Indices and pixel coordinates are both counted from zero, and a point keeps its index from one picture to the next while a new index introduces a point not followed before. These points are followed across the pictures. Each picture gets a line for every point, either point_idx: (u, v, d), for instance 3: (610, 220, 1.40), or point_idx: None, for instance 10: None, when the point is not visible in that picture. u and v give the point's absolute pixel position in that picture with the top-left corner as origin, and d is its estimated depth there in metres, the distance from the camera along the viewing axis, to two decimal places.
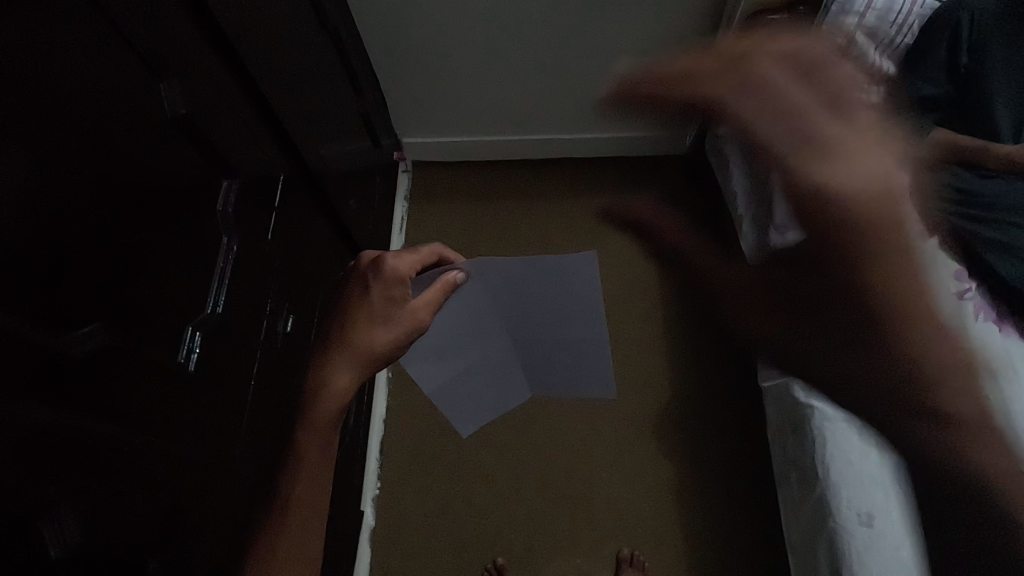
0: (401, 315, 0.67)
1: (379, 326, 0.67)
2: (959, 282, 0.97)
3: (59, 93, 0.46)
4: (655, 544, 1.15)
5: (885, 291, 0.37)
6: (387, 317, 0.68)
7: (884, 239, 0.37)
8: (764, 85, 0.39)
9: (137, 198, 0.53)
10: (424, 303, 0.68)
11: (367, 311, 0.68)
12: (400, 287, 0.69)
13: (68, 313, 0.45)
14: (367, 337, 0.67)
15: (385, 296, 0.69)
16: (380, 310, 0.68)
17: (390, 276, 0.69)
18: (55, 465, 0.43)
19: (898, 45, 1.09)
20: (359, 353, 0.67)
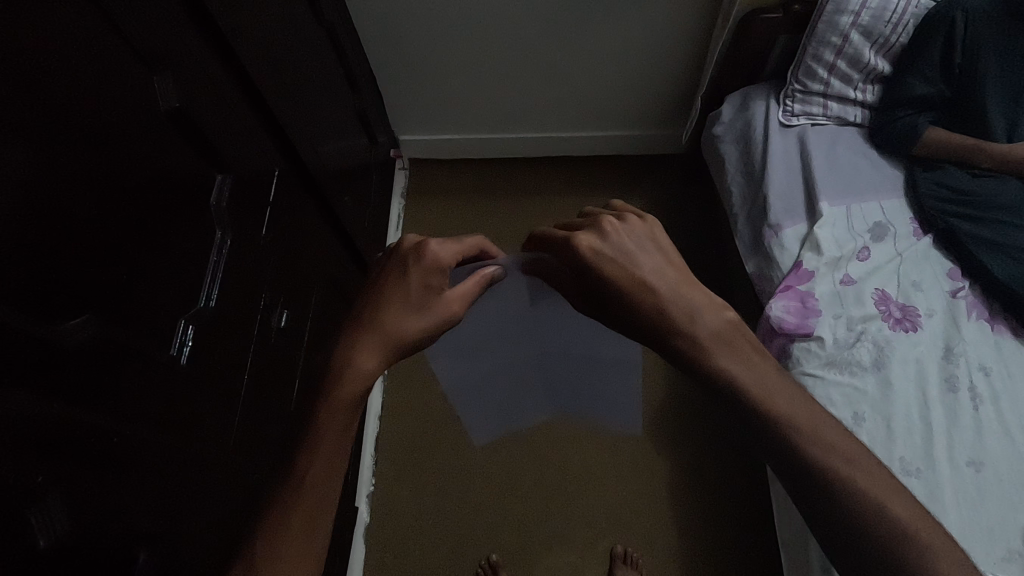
0: (438, 308, 0.54)
1: (411, 315, 0.54)
2: (951, 280, 0.99)
3: (51, 84, 0.46)
4: (649, 542, 1.15)
5: (747, 368, 0.47)
6: (422, 310, 0.54)
7: (738, 347, 0.48)
8: (632, 234, 0.51)
9: (129, 190, 0.53)
10: (461, 295, 0.56)
11: (398, 296, 0.54)
12: (439, 274, 0.55)
13: (60, 303, 0.45)
14: (398, 329, 0.53)
15: (421, 280, 0.55)
16: (416, 299, 0.54)
17: (429, 261, 0.55)
18: (42, 456, 0.43)
19: (893, 44, 1.08)
20: (385, 348, 0.53)
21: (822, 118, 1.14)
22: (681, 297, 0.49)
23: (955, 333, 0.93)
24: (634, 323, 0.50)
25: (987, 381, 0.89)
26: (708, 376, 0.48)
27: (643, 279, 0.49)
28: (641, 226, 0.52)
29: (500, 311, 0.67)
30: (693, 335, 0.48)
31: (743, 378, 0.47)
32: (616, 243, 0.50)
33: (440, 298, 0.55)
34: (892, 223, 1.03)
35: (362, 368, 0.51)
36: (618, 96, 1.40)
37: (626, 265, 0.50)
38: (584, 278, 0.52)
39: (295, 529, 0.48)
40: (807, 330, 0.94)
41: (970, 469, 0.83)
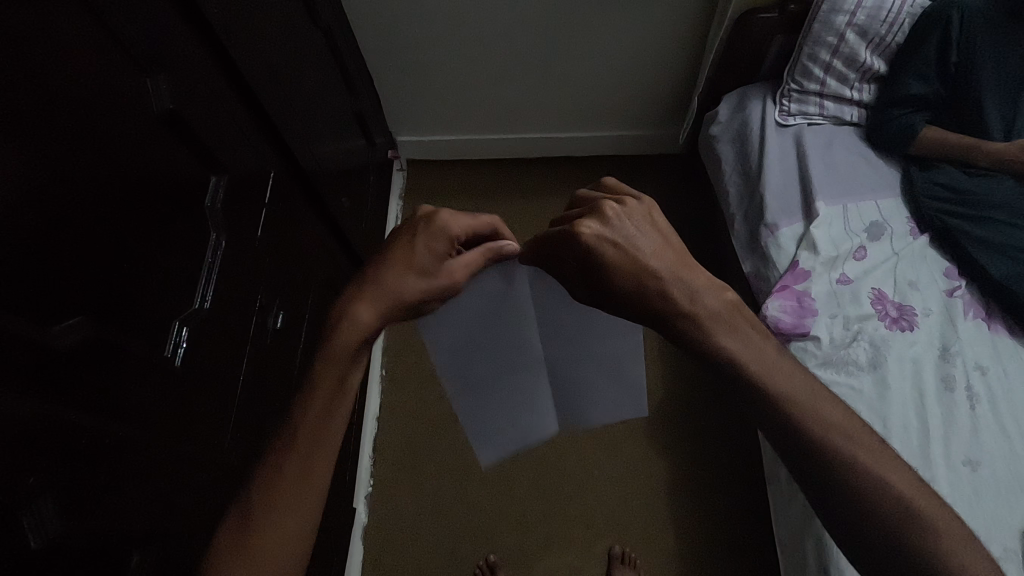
0: (441, 276, 0.52)
1: (413, 276, 0.51)
2: (948, 280, 0.98)
3: (44, 87, 0.46)
4: (646, 542, 1.15)
5: (745, 344, 0.47)
6: (426, 277, 0.51)
7: (737, 325, 0.47)
8: (632, 216, 0.49)
9: (122, 192, 0.53)
10: (465, 266, 0.53)
11: (404, 257, 0.51)
12: (447, 241, 0.52)
13: (53, 305, 0.45)
14: (399, 291, 0.50)
15: (430, 244, 0.51)
16: (419, 266, 0.51)
17: (438, 227, 0.51)
18: (33, 458, 0.43)
19: (889, 44, 1.09)
20: (384, 309, 0.50)
21: (818, 118, 1.14)
22: (681, 281, 0.48)
23: (951, 333, 0.93)
24: (639, 308, 0.49)
25: (984, 380, 0.89)
26: (709, 355, 0.47)
27: (646, 264, 0.48)
28: (638, 208, 0.50)
29: (492, 308, 0.57)
30: (695, 313, 0.47)
31: (742, 354, 0.47)
32: (617, 227, 0.48)
33: (446, 265, 0.52)
34: (889, 223, 1.03)
35: (360, 322, 0.49)
36: (615, 96, 1.41)
37: (628, 250, 0.48)
38: (586, 268, 0.49)
39: (272, 534, 0.44)
40: (803, 330, 0.94)
41: (966, 468, 0.82)
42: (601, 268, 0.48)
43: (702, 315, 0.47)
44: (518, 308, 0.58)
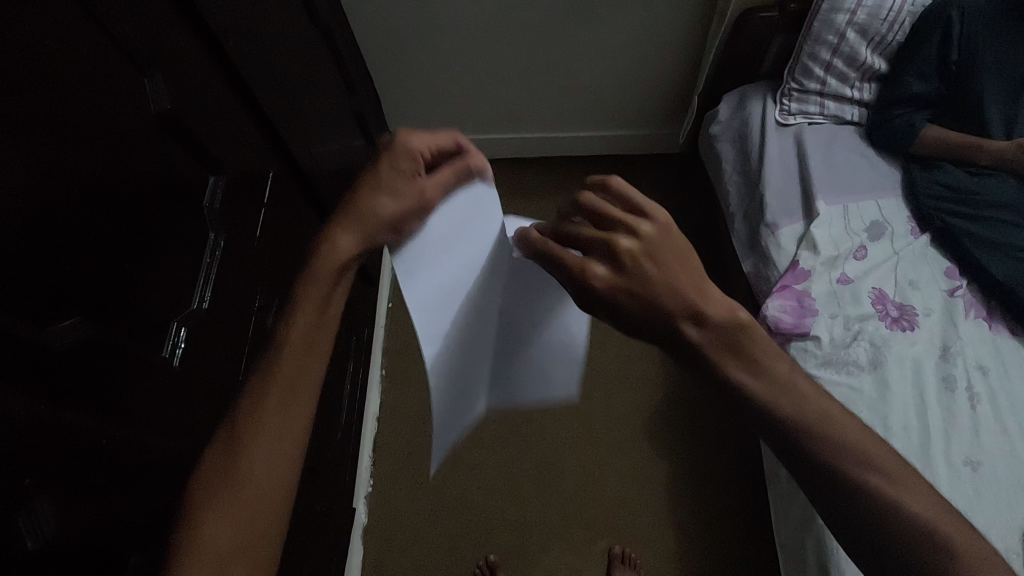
0: (406, 190, 0.49)
1: (384, 196, 0.49)
2: (949, 279, 0.98)
3: (41, 87, 0.46)
4: (647, 542, 1.15)
5: (758, 375, 0.42)
6: (391, 193, 0.49)
7: (750, 352, 0.41)
8: (643, 239, 0.41)
9: (118, 192, 0.53)
10: (439, 184, 0.49)
11: (376, 179, 0.50)
12: (418, 160, 0.50)
13: (51, 306, 0.45)
14: (372, 211, 0.49)
15: (403, 165, 0.50)
16: (383, 183, 0.50)
17: (400, 146, 0.50)
18: (29, 459, 0.43)
19: (890, 43, 1.08)
20: (362, 234, 0.50)
21: (819, 117, 1.13)
22: (694, 307, 0.40)
23: (952, 332, 0.93)
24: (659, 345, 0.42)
25: (985, 380, 0.89)
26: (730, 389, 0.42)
27: (658, 297, 0.40)
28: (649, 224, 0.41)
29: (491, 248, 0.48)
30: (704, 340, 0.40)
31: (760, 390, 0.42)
32: (628, 256, 0.40)
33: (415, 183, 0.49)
34: (889, 222, 1.03)
35: (339, 242, 0.50)
36: (615, 95, 1.40)
37: (639, 283, 0.40)
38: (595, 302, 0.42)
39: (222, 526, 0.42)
40: (803, 330, 0.93)
41: (967, 468, 0.82)
42: (609, 306, 0.41)
43: (711, 343, 0.41)
44: (499, 256, 0.48)
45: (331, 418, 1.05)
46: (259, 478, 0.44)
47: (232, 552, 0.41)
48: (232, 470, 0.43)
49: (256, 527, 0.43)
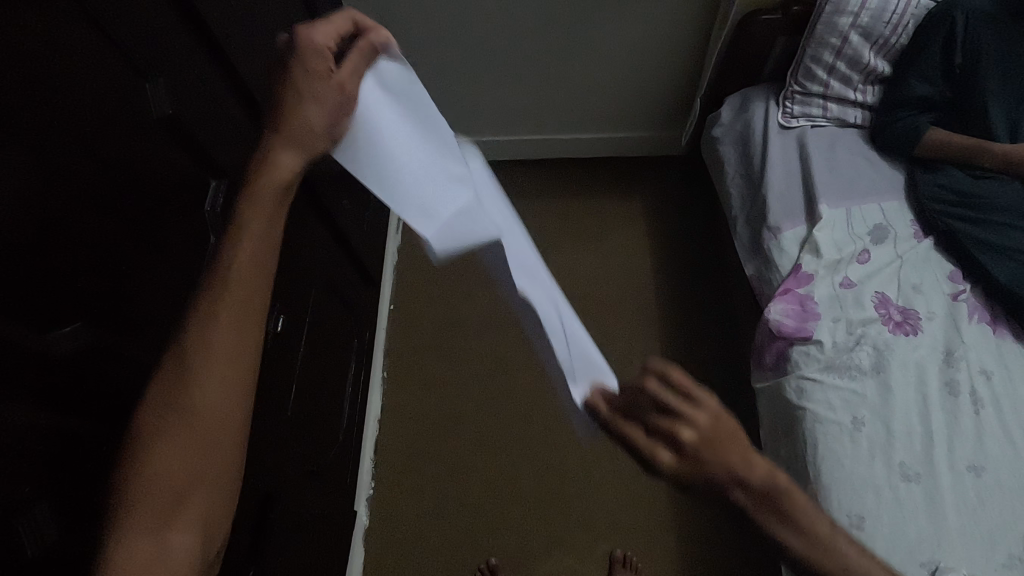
0: (328, 88, 0.51)
1: (311, 102, 0.51)
2: (952, 283, 0.98)
3: (39, 94, 0.45)
4: (649, 545, 1.15)
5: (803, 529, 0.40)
6: (315, 93, 0.51)
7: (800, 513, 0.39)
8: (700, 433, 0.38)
9: (117, 197, 0.53)
10: (354, 72, 0.53)
11: (302, 88, 0.52)
12: (326, 56, 0.52)
13: (50, 313, 0.45)
14: (310, 126, 0.51)
15: (316, 64, 0.52)
16: (303, 85, 0.52)
17: (308, 43, 0.52)
18: (28, 466, 0.43)
19: (893, 45, 1.08)
20: (303, 148, 0.51)
21: (822, 119, 1.13)
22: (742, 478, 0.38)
23: (955, 337, 0.92)
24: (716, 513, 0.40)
25: (989, 385, 0.88)
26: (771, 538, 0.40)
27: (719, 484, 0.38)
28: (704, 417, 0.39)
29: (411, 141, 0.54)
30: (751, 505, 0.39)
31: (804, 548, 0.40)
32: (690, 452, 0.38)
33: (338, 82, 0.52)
34: (893, 226, 1.02)
35: (280, 160, 0.51)
36: (617, 98, 1.40)
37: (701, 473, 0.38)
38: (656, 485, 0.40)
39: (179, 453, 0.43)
40: (806, 334, 0.93)
41: (970, 474, 0.82)
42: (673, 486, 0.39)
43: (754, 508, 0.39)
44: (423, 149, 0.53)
45: (332, 422, 1.05)
46: (211, 408, 0.45)
47: (186, 481, 0.43)
48: (184, 400, 0.44)
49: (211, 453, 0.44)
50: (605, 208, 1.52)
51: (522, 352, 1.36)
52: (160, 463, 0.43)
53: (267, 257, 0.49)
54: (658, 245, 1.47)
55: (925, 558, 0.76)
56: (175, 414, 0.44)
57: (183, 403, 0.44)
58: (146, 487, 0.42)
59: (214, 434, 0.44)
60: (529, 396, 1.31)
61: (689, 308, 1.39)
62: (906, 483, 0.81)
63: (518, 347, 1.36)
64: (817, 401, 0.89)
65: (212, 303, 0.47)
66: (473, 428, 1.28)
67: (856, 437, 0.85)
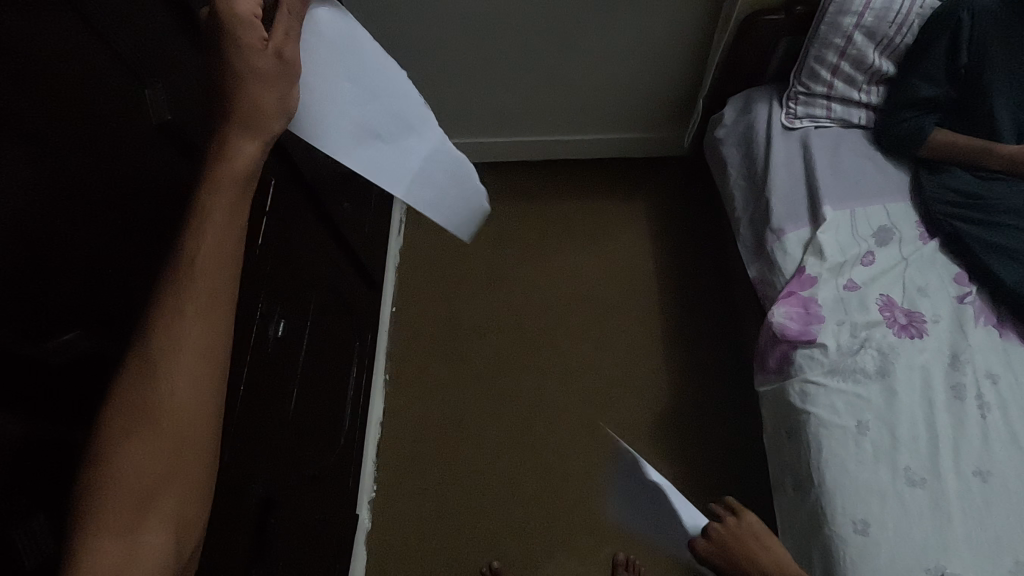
0: (274, 63, 0.48)
1: (261, 85, 0.47)
2: (958, 285, 0.97)
3: (33, 103, 0.45)
4: (651, 548, 1.15)
5: None
6: (263, 70, 0.47)
7: None
8: None
9: (115, 206, 0.53)
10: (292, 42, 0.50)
11: (241, 62, 0.47)
12: (257, 26, 0.48)
13: (44, 323, 0.45)
14: (263, 108, 0.47)
15: (251, 30, 0.47)
16: (244, 61, 0.47)
17: (236, 12, 0.47)
18: (24, 477, 0.43)
19: (897, 45, 1.07)
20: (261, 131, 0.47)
21: (826, 120, 1.12)
22: None
23: (962, 340, 0.91)
24: None
25: (995, 388, 0.87)
26: None
27: None
28: None
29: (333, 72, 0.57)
30: None
31: None
32: None
33: (282, 56, 0.49)
34: (898, 227, 1.01)
35: (237, 145, 0.45)
36: (619, 98, 1.39)
37: None
38: None
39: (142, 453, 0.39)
40: (809, 337, 0.92)
41: (976, 479, 0.81)
42: None
43: None
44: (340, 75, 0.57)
45: (334, 425, 1.05)
46: (183, 401, 0.40)
47: (158, 480, 0.39)
48: (154, 395, 0.40)
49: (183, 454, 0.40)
50: (608, 210, 1.52)
51: (524, 354, 1.35)
52: (124, 474, 0.38)
53: (235, 249, 0.44)
54: (661, 246, 1.47)
55: (930, 563, 0.76)
56: (141, 420, 0.39)
57: (152, 409, 0.40)
58: (110, 492, 0.38)
59: (184, 440, 0.40)
60: (531, 399, 1.31)
61: (692, 309, 1.38)
62: (912, 488, 0.81)
63: (520, 350, 1.36)
64: (821, 405, 0.88)
65: (180, 298, 0.41)
66: (475, 430, 1.28)
67: (860, 441, 0.84)
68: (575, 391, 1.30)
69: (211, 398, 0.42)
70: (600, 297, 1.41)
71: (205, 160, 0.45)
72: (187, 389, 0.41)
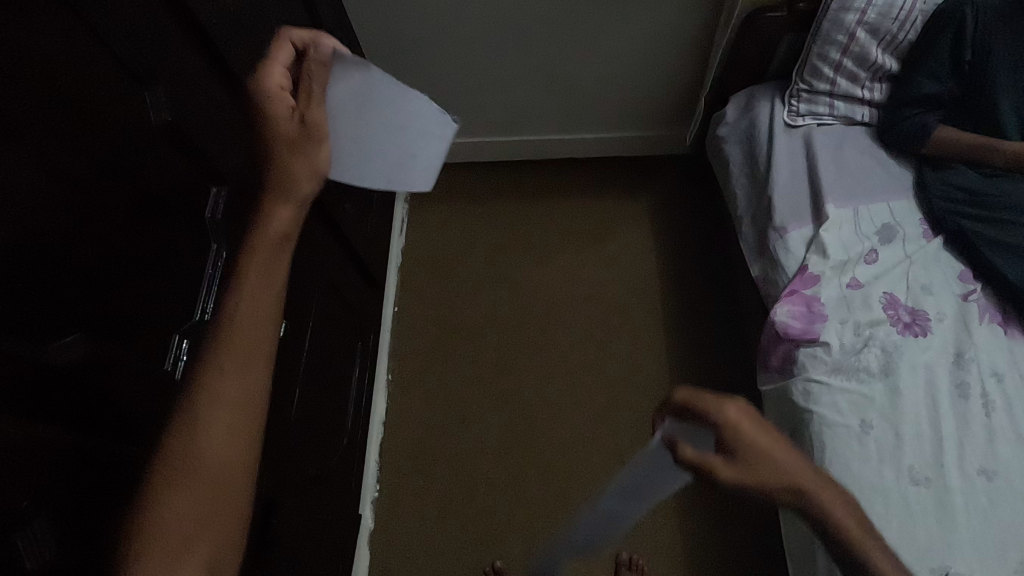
0: (302, 132, 0.56)
1: (293, 156, 0.55)
2: (962, 283, 0.96)
3: (34, 106, 0.45)
4: (654, 547, 1.14)
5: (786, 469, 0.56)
6: (294, 141, 0.55)
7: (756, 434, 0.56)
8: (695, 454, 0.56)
9: (114, 208, 0.53)
10: (315, 110, 0.56)
11: (269, 130, 0.55)
12: (284, 96, 0.56)
13: (47, 326, 0.45)
14: (295, 175, 0.55)
15: (280, 102, 0.55)
16: (281, 134, 0.55)
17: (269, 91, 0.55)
18: (25, 479, 0.43)
19: (901, 42, 1.06)
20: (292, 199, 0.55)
21: (828, 117, 1.11)
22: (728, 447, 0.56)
23: (966, 339, 0.91)
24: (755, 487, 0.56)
25: (1000, 387, 0.87)
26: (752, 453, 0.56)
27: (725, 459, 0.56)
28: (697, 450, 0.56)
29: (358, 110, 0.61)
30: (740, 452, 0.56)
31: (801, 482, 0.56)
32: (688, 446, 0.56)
33: (306, 118, 0.56)
34: (901, 225, 1.01)
35: (276, 212, 0.54)
36: (621, 97, 1.39)
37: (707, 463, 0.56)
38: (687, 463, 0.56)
39: (183, 504, 0.45)
40: (812, 336, 0.92)
41: (981, 478, 0.80)
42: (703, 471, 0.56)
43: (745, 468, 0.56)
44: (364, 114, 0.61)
45: (337, 425, 1.05)
46: (218, 454, 0.47)
47: (190, 530, 0.44)
48: (194, 448, 0.46)
49: (218, 506, 0.46)
50: (610, 209, 1.52)
51: (526, 353, 1.35)
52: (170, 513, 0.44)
53: (272, 316, 0.52)
54: (664, 245, 1.46)
55: (935, 563, 0.75)
56: (185, 465, 0.46)
57: (193, 458, 0.46)
58: (154, 540, 0.44)
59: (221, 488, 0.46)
60: (533, 398, 1.30)
61: (695, 307, 1.38)
62: (916, 487, 0.80)
63: (522, 349, 1.36)
64: (825, 405, 0.87)
65: (220, 357, 0.49)
66: (477, 430, 1.28)
67: (863, 440, 0.84)
68: (578, 391, 1.30)
69: (246, 447, 0.48)
70: (602, 296, 1.40)
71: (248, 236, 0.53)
72: (222, 443, 0.47)
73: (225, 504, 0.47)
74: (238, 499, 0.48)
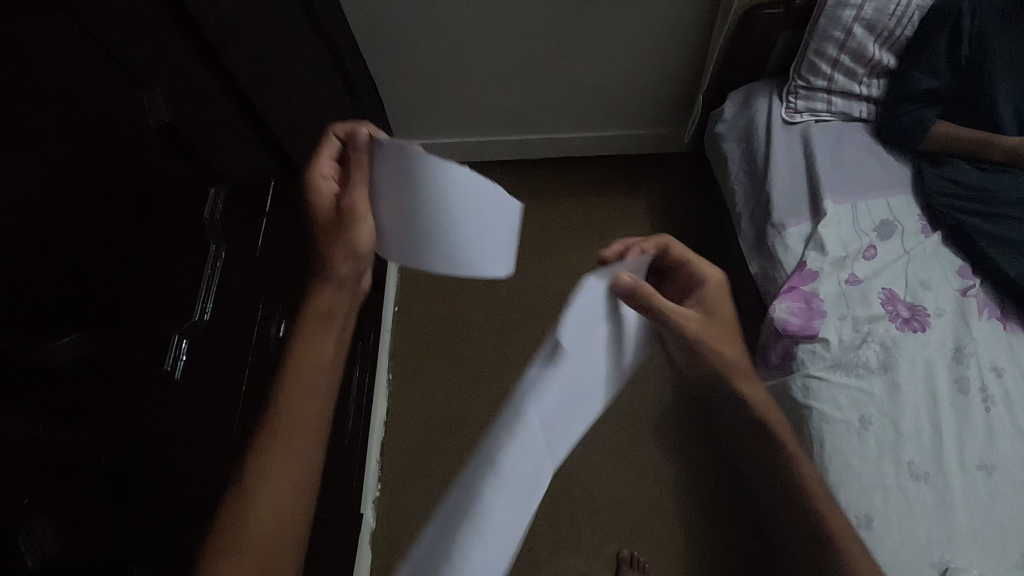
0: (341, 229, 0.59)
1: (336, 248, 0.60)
2: (961, 278, 0.96)
3: (32, 107, 0.45)
4: (655, 545, 1.15)
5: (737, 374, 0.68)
6: (335, 235, 0.60)
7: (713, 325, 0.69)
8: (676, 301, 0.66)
9: (113, 209, 0.53)
10: (351, 206, 0.57)
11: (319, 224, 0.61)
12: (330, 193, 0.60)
13: (46, 326, 0.46)
14: (339, 267, 0.61)
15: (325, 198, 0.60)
16: (325, 227, 0.60)
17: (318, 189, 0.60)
18: (27, 477, 0.43)
19: (898, 38, 1.06)
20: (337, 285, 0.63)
21: (826, 114, 1.11)
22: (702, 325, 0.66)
23: (965, 334, 0.91)
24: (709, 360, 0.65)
25: (1000, 381, 0.87)
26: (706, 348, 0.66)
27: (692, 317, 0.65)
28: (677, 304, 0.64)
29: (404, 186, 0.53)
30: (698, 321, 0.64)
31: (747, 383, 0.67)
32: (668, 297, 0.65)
33: (341, 210, 0.58)
34: (900, 221, 1.01)
35: (323, 296, 0.63)
36: (619, 95, 1.39)
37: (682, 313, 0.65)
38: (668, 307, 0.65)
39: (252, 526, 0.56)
40: (810, 332, 0.92)
41: (981, 472, 0.80)
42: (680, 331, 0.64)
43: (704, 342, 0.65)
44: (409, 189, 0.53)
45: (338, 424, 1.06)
46: (279, 486, 0.58)
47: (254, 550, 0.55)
48: (260, 479, 0.58)
49: (279, 529, 0.57)
50: (609, 207, 1.52)
51: (527, 352, 1.35)
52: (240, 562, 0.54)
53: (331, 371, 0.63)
54: None
55: (934, 558, 0.75)
56: (255, 492, 0.57)
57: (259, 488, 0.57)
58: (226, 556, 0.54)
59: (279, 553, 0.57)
60: None
61: None
62: (915, 482, 0.80)
63: (523, 347, 1.36)
64: (824, 400, 0.87)
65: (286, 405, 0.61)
66: (479, 429, 1.28)
67: (863, 436, 0.84)
68: None
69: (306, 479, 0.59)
70: None
71: (301, 318, 0.64)
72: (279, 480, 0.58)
73: (283, 529, 0.57)
74: (293, 527, 0.58)
